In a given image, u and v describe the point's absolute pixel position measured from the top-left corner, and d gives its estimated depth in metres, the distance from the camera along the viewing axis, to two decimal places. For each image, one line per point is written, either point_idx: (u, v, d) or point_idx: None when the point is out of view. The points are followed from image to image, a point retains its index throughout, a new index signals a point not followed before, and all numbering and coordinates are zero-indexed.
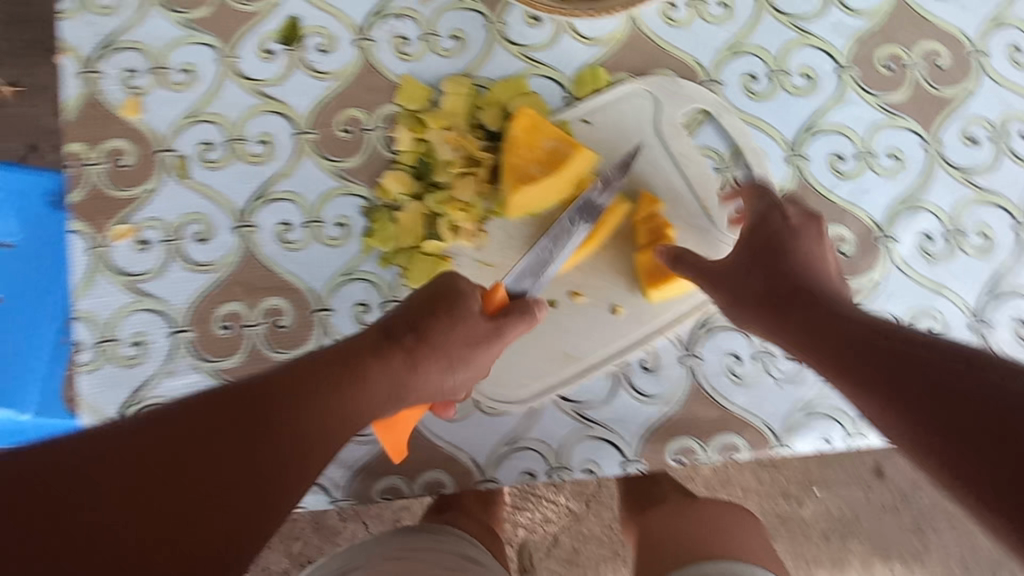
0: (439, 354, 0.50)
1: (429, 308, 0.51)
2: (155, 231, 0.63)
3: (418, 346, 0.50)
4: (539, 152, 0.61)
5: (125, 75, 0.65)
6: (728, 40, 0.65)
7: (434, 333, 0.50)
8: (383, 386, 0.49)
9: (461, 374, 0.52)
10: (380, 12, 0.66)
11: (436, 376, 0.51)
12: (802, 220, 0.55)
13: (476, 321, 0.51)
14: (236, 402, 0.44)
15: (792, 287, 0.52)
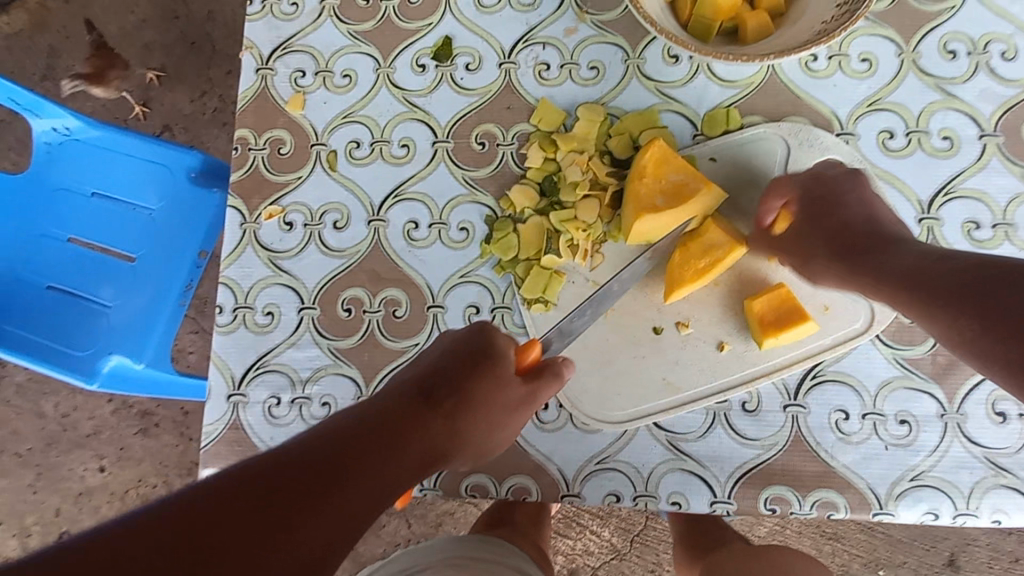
0: (482, 413, 0.50)
1: (469, 368, 0.50)
2: (299, 215, 0.70)
3: (463, 406, 0.49)
4: (664, 184, 0.63)
5: (295, 75, 0.73)
6: (868, 96, 0.66)
7: (475, 391, 0.50)
8: (435, 437, 0.46)
9: (492, 435, 0.52)
10: (526, 39, 0.72)
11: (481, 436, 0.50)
12: (846, 175, 0.60)
13: (508, 386, 0.52)
14: (288, 464, 0.40)
15: (847, 233, 0.56)
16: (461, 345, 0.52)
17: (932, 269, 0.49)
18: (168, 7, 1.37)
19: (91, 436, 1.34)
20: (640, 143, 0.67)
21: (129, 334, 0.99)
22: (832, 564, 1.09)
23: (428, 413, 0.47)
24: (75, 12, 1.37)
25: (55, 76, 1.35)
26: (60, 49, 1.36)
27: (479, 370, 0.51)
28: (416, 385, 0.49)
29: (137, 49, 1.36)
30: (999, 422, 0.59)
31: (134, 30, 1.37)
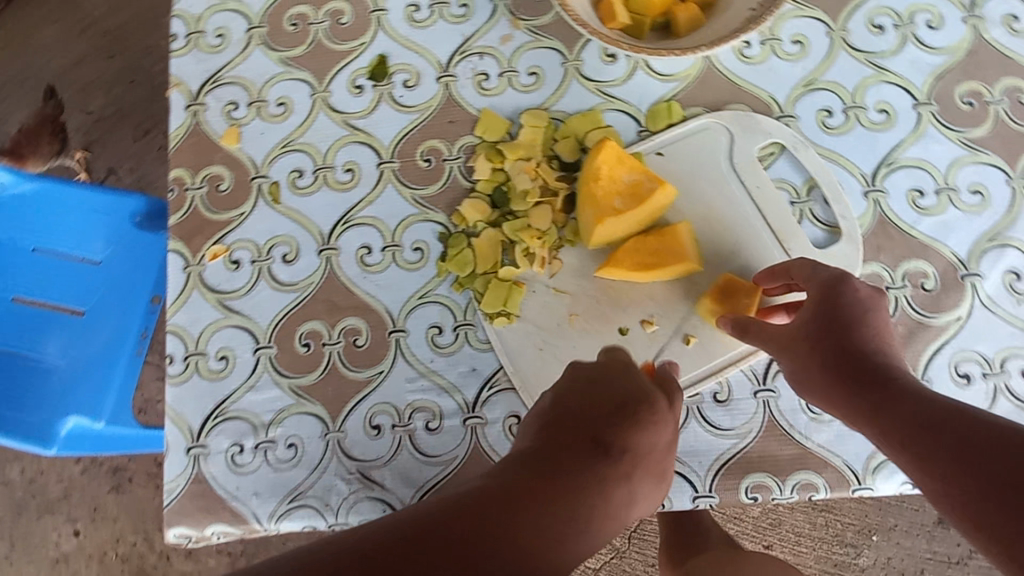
0: (646, 466, 0.46)
1: (621, 414, 0.46)
2: (245, 252, 0.67)
3: (636, 461, 0.45)
4: (619, 185, 0.62)
5: (227, 107, 0.71)
6: (803, 77, 0.66)
7: (642, 441, 0.46)
8: (606, 498, 0.42)
9: (649, 484, 0.47)
10: (462, 51, 0.71)
11: (636, 489, 0.45)
12: (870, 294, 0.52)
13: (666, 426, 0.49)
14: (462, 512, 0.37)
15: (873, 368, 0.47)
16: (606, 380, 0.48)
17: (911, 420, 0.43)
18: (101, 46, 1.32)
19: (61, 499, 1.27)
20: (587, 145, 0.66)
21: (85, 390, 0.94)
22: (826, 537, 1.09)
23: (601, 472, 0.43)
24: (5, 61, 1.32)
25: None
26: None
27: (645, 417, 0.47)
28: (566, 439, 0.44)
29: (72, 93, 1.31)
30: (963, 385, 0.60)
31: (67, 73, 1.32)
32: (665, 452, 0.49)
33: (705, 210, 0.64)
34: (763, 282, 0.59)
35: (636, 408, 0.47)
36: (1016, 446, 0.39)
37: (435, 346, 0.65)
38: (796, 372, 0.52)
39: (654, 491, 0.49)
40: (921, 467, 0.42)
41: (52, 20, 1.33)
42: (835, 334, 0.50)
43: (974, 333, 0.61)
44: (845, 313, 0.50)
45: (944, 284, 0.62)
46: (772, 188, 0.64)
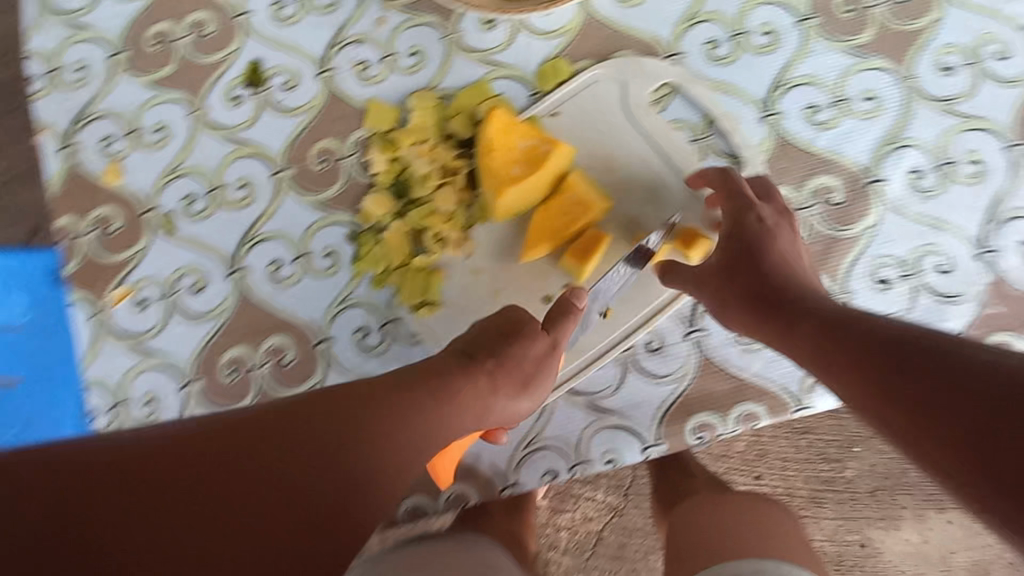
0: (512, 376, 0.54)
1: (497, 334, 0.54)
2: (151, 290, 0.65)
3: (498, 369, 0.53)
4: (516, 153, 0.61)
5: (102, 142, 0.67)
6: (684, 11, 0.65)
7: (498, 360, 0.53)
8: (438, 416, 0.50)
9: (512, 399, 0.54)
10: (337, 41, 0.68)
11: (492, 400, 0.53)
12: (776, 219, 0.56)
13: (534, 351, 0.55)
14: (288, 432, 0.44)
15: (777, 292, 0.51)
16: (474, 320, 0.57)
17: (843, 341, 0.44)
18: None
19: None
20: (480, 118, 0.64)
21: None
22: (810, 457, 0.97)
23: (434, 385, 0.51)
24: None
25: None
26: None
27: (505, 340, 0.54)
28: (445, 369, 0.52)
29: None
30: (882, 290, 0.61)
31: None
32: (537, 364, 0.55)
33: (607, 163, 0.63)
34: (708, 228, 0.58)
35: (500, 331, 0.55)
36: (935, 349, 0.39)
37: (365, 349, 0.63)
38: (714, 299, 0.55)
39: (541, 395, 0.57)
40: (844, 386, 0.43)
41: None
42: (744, 254, 0.54)
43: (884, 238, 0.61)
44: (759, 239, 0.54)
45: (850, 195, 0.62)
46: (670, 129, 0.63)
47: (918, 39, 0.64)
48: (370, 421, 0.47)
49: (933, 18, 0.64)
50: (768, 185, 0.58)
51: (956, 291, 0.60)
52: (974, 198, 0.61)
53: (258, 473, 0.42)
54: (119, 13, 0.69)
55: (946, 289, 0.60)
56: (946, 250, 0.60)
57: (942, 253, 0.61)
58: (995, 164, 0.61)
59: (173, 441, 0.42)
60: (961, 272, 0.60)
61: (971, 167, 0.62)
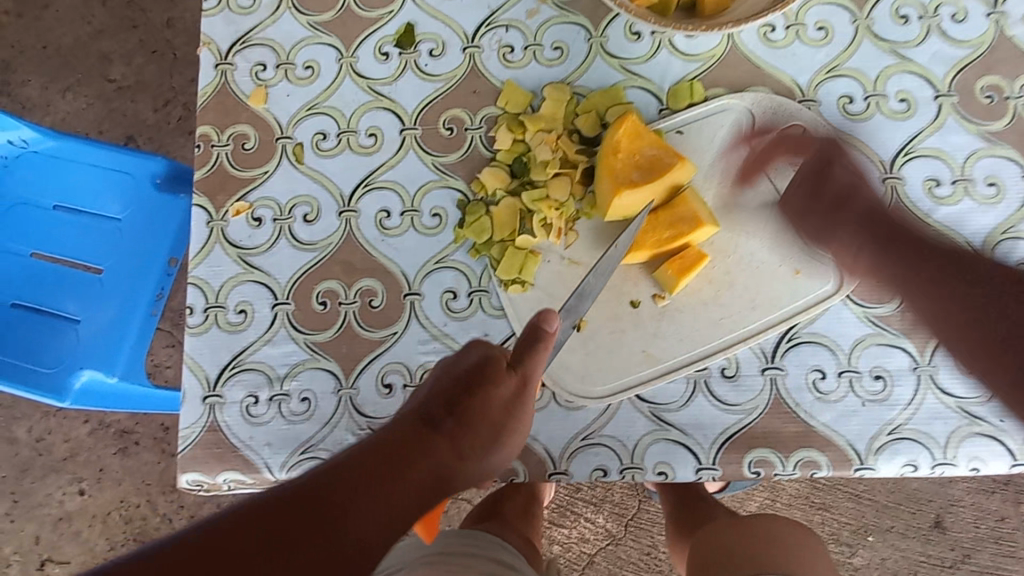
0: (473, 431, 0.50)
1: (462, 385, 0.51)
2: (268, 210, 0.69)
3: (462, 424, 0.50)
4: (638, 158, 0.63)
5: (255, 68, 0.72)
6: (826, 63, 0.67)
7: (466, 413, 0.50)
8: (424, 466, 0.47)
9: (489, 450, 0.51)
10: (489, 22, 0.72)
11: (466, 453, 0.49)
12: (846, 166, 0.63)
13: (498, 397, 0.50)
14: (289, 505, 0.44)
15: (871, 215, 0.61)
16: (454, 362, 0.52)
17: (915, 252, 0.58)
18: (125, 16, 1.45)
19: (68, 459, 1.30)
20: (608, 120, 0.67)
21: (95, 348, 0.98)
22: (822, 534, 1.12)
23: (427, 437, 0.49)
24: (55, 39, 1.45)
25: (50, 103, 1.43)
26: (52, 77, 1.43)
27: (467, 382, 0.50)
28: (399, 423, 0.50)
29: (97, 61, 1.44)
30: None
31: (92, 41, 1.44)
32: (506, 409, 0.51)
33: (720, 188, 0.65)
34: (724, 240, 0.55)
35: (460, 383, 0.51)
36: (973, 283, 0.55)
37: (450, 310, 0.66)
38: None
39: (514, 441, 0.53)
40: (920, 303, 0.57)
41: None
42: (830, 200, 0.62)
43: None
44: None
45: None
46: (790, 171, 0.64)
47: None
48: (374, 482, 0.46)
49: None
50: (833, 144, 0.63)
51: None
52: None
53: (275, 546, 0.42)
54: None
55: None
56: None
57: None
58: None
59: (243, 510, 0.44)
60: None
61: None
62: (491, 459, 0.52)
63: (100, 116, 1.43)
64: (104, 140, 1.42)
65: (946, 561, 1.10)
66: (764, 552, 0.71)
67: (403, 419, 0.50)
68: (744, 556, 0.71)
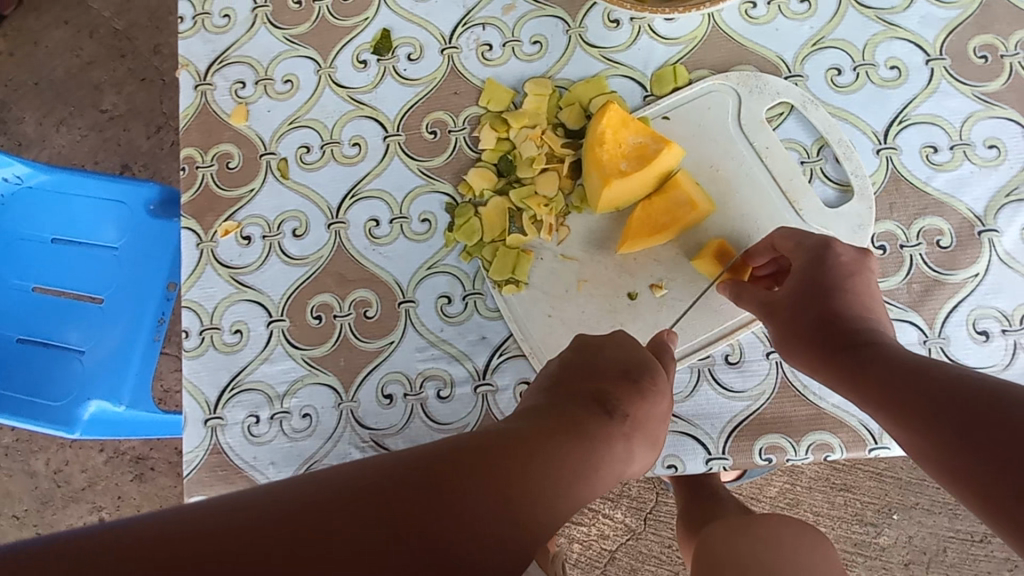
0: (640, 431, 0.47)
1: (623, 378, 0.48)
2: (257, 228, 0.68)
3: (633, 425, 0.46)
4: (624, 148, 0.62)
5: (234, 86, 0.72)
6: (811, 36, 0.65)
7: (636, 410, 0.47)
8: (611, 453, 0.43)
9: (643, 451, 0.48)
10: (465, 22, 0.71)
11: (632, 449, 0.46)
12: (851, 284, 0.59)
13: (659, 398, 0.49)
14: (478, 450, 0.37)
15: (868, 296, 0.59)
16: (604, 350, 0.51)
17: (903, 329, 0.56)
18: (113, 46, 1.45)
19: (86, 488, 1.31)
20: (592, 111, 0.66)
21: (99, 377, 0.98)
22: (845, 515, 1.10)
23: (611, 423, 0.45)
24: (46, 73, 1.46)
25: (45, 138, 1.44)
26: (46, 111, 1.45)
27: (641, 378, 0.49)
28: (573, 399, 0.46)
29: (88, 92, 1.45)
30: (981, 341, 0.58)
31: (82, 73, 1.45)
32: (658, 422, 0.49)
33: (711, 171, 0.63)
34: (753, 260, 0.59)
35: (632, 377, 0.48)
36: None
37: (445, 315, 0.65)
38: (781, 330, 0.54)
39: (652, 454, 0.50)
40: None
41: (63, 21, 1.47)
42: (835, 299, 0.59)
43: (993, 290, 0.59)
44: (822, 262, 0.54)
45: (961, 240, 0.60)
46: (781, 148, 0.63)
47: None
48: (566, 447, 0.41)
49: None
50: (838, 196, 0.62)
51: None
52: None
53: (472, 477, 0.35)
54: None
55: None
56: None
57: None
58: None
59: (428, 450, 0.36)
60: None
61: None
62: (642, 458, 0.48)
63: (94, 146, 1.43)
64: (100, 169, 1.43)
65: (975, 535, 1.08)
66: (775, 560, 0.68)
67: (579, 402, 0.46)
68: (753, 556, 0.69)
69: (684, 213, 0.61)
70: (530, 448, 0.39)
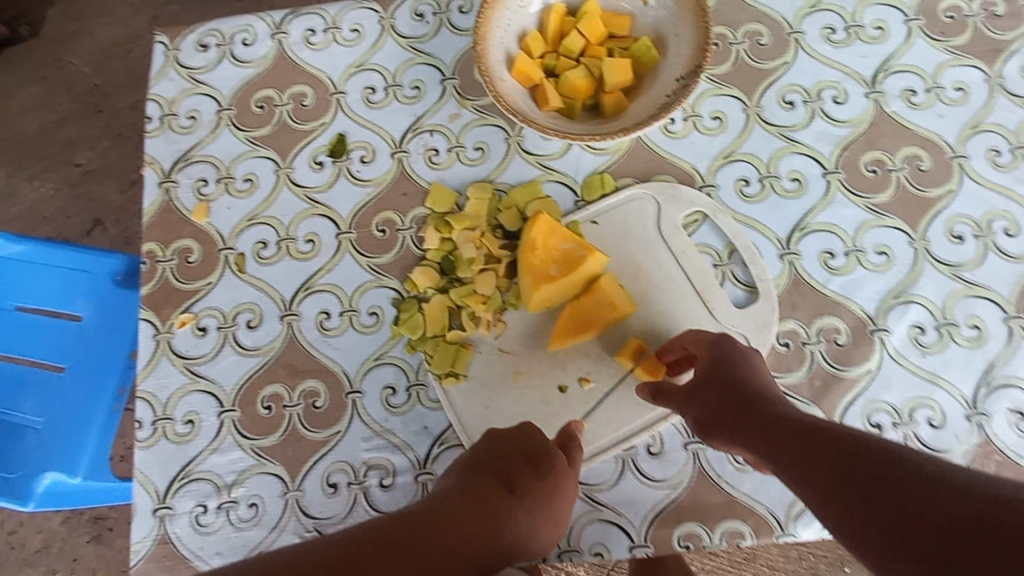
0: (542, 506, 0.53)
1: (525, 463, 0.55)
2: (212, 320, 0.72)
3: (535, 502, 0.52)
4: (555, 253, 0.67)
5: (197, 184, 0.76)
6: (722, 149, 0.73)
7: (536, 488, 0.53)
8: (518, 526, 0.49)
9: (549, 527, 0.54)
10: (415, 128, 0.77)
11: (537, 522, 0.52)
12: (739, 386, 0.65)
13: (561, 476, 0.56)
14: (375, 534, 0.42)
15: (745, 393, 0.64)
16: (507, 439, 0.58)
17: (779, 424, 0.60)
18: (89, 102, 1.50)
19: (41, 550, 1.28)
20: (527, 215, 0.72)
21: (55, 450, 0.99)
22: (800, 569, 1.13)
23: (509, 498, 0.50)
24: (21, 127, 1.49)
25: (17, 192, 1.46)
26: (20, 166, 1.47)
27: (542, 463, 0.55)
28: (482, 480, 0.52)
29: (63, 147, 1.48)
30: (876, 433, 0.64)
31: (56, 129, 1.49)
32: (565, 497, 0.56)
33: (635, 272, 0.69)
34: (661, 358, 0.64)
35: (534, 462, 0.55)
36: None
37: (390, 406, 0.69)
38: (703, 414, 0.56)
39: (558, 526, 0.56)
40: None
41: (40, 77, 1.51)
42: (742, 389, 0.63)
43: (885, 384, 0.65)
44: (728, 355, 0.58)
45: (855, 338, 0.67)
46: (695, 252, 0.70)
47: (933, 206, 0.71)
48: (467, 524, 0.46)
49: (949, 189, 0.71)
50: (743, 300, 0.69)
51: (945, 446, 0.64)
52: (971, 360, 0.66)
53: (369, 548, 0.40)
54: (233, 76, 0.80)
55: (938, 443, 0.63)
56: (941, 406, 0.64)
57: (936, 408, 0.64)
58: (995, 332, 0.67)
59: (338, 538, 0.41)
60: (953, 429, 0.64)
61: (972, 331, 0.67)
62: (548, 536, 0.54)
63: (67, 201, 1.46)
64: (71, 224, 1.45)
65: None
66: None
67: (482, 478, 0.53)
68: None
69: (607, 312, 0.66)
70: (430, 521, 0.45)
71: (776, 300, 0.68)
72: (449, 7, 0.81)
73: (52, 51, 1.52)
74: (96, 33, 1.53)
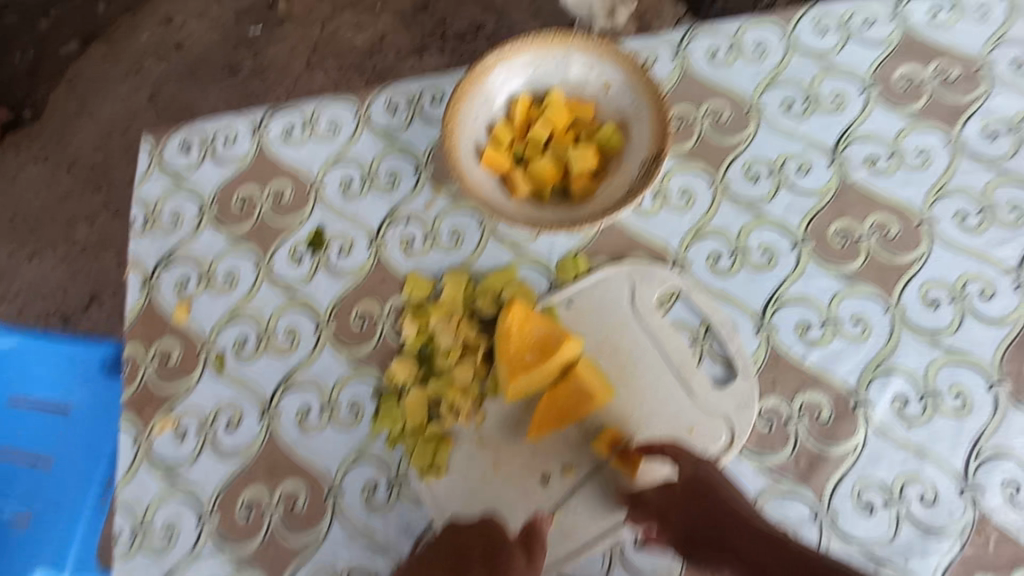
0: None
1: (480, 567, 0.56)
2: (192, 422, 0.72)
3: None
4: (530, 340, 0.67)
5: (179, 283, 0.78)
6: (691, 226, 0.74)
7: None
8: None
9: None
10: (391, 218, 0.79)
11: None
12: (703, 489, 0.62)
13: None
14: None
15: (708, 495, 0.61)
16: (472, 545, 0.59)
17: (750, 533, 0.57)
18: (88, 179, 1.53)
19: None
20: (503, 301, 0.72)
21: (42, 548, 0.93)
22: None
23: None
24: (22, 206, 1.52)
25: (16, 270, 1.49)
26: (20, 244, 1.50)
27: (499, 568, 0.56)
28: None
29: (62, 223, 1.51)
30: (867, 513, 0.63)
31: (57, 205, 1.52)
32: None
33: (612, 354, 0.69)
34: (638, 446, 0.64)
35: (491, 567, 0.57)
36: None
37: (371, 505, 0.68)
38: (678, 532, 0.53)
39: None
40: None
41: (42, 157, 1.54)
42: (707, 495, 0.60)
43: (873, 461, 0.64)
44: (707, 482, 0.61)
45: (839, 414, 0.66)
46: (672, 331, 0.70)
47: (906, 273, 0.71)
48: None
49: (921, 254, 0.72)
50: (724, 378, 0.68)
51: (939, 524, 0.62)
52: (958, 431, 0.65)
53: None
54: (215, 175, 0.82)
55: (931, 522, 0.62)
56: (932, 481, 0.63)
57: (927, 483, 0.63)
58: (980, 401, 0.66)
59: None
60: (946, 505, 0.62)
61: (956, 401, 0.66)
62: None
63: (65, 278, 1.48)
64: (69, 300, 1.47)
65: None
66: None
67: None
68: None
69: (585, 399, 0.66)
70: None
71: (755, 377, 0.68)
72: (421, 98, 0.84)
73: (53, 130, 1.55)
74: (96, 110, 1.55)
